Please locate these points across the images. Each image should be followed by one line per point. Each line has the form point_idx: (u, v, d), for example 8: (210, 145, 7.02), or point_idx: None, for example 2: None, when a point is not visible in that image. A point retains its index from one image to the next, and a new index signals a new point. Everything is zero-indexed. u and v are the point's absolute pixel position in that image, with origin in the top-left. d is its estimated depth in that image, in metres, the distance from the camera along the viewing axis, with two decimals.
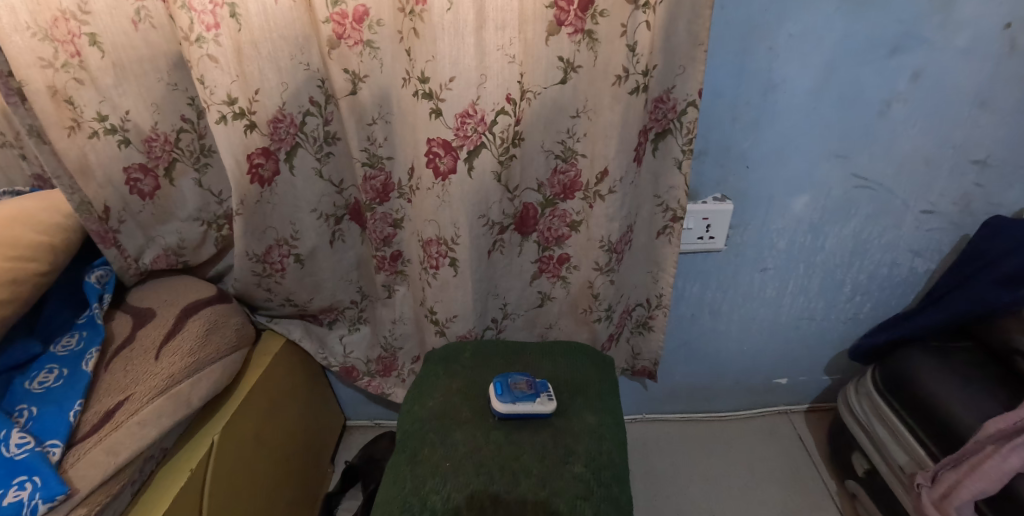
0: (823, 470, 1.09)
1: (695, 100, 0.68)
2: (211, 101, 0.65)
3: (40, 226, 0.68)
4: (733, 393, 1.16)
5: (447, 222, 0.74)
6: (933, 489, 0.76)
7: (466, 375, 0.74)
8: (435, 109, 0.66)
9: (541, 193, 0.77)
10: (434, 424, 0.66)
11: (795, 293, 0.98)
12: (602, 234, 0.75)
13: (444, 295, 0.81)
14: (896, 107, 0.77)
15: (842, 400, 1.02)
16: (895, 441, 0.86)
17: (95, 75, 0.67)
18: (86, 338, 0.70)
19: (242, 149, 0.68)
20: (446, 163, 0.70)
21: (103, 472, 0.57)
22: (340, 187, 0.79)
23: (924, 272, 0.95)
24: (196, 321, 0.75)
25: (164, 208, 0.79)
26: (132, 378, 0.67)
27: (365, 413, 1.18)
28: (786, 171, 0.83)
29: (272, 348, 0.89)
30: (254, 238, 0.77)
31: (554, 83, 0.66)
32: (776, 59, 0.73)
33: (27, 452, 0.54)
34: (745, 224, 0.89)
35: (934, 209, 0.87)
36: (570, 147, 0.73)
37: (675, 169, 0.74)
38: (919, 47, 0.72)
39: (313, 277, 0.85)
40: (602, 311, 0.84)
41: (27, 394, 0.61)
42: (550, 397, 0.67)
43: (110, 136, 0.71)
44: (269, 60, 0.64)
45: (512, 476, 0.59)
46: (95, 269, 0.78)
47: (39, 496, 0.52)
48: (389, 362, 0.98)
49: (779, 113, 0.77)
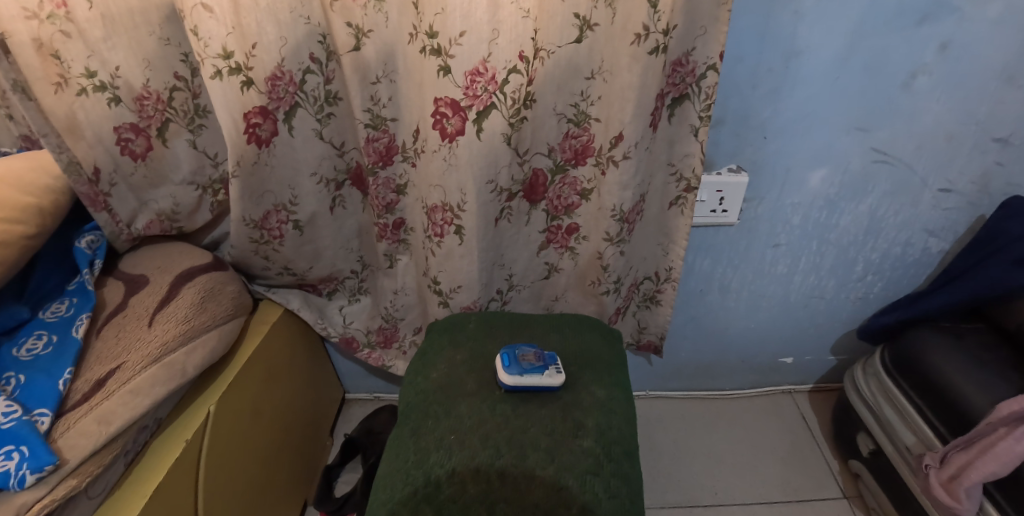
0: (826, 449, 1.08)
1: (715, 63, 0.65)
2: (206, 54, 0.61)
3: (27, 188, 0.64)
4: (738, 372, 1.15)
5: (454, 188, 0.71)
6: (942, 470, 0.75)
7: (471, 345, 0.72)
8: (444, 66, 0.62)
9: (551, 158, 0.74)
10: (438, 395, 0.64)
11: (806, 271, 0.96)
12: (614, 202, 0.72)
13: (449, 264, 0.78)
14: (921, 80, 0.74)
15: (849, 380, 1.00)
16: (903, 422, 0.85)
17: (83, 28, 0.63)
18: (76, 305, 0.68)
19: (239, 107, 0.65)
20: (454, 124, 0.66)
21: (94, 442, 0.55)
22: (341, 149, 0.76)
23: (937, 253, 0.93)
24: (191, 288, 0.72)
25: (156, 171, 0.75)
26: (124, 345, 0.64)
27: (365, 386, 1.17)
28: (805, 142, 0.80)
29: (270, 318, 0.86)
30: (252, 203, 0.74)
31: (568, 42, 0.63)
32: (801, 24, 0.69)
33: (13, 422, 0.52)
34: (761, 197, 0.86)
35: (952, 188, 0.85)
36: (583, 111, 0.70)
37: (691, 137, 0.72)
38: (949, 17, 0.69)
39: (312, 244, 0.82)
40: (611, 283, 0.81)
41: (15, 361, 0.59)
42: (558, 370, 0.65)
43: (99, 94, 0.67)
44: (267, 13, 0.60)
45: (519, 450, 0.57)
46: (86, 234, 0.75)
47: (26, 467, 0.49)
48: (390, 333, 0.96)
49: (801, 81, 0.74)
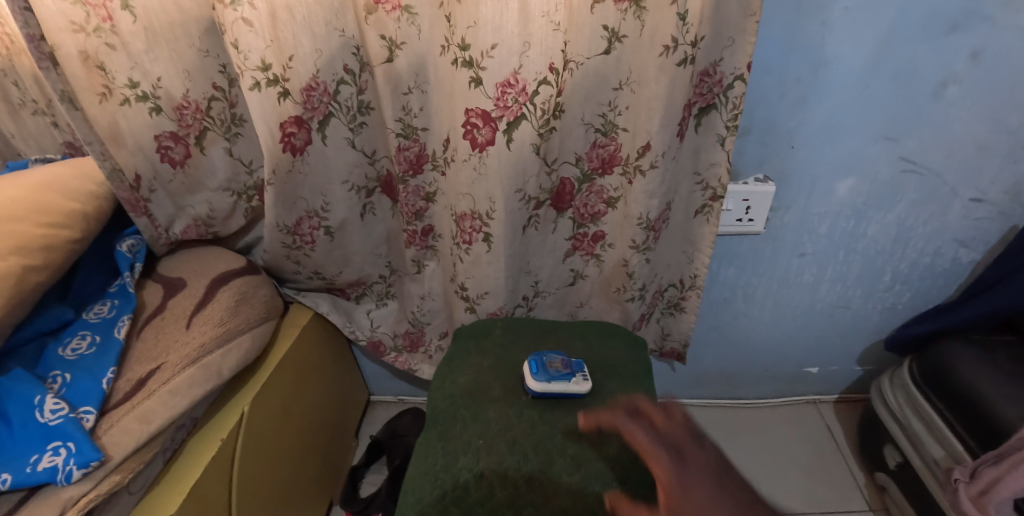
0: (852, 461, 1.07)
1: (742, 73, 0.65)
2: (245, 66, 0.63)
3: (72, 194, 0.67)
4: (762, 380, 1.14)
5: (483, 196, 0.72)
6: (972, 485, 0.73)
7: (498, 351, 0.73)
8: (475, 77, 0.64)
9: (578, 167, 0.75)
10: (466, 401, 0.65)
11: (832, 280, 0.96)
12: (641, 211, 0.73)
13: (476, 271, 0.80)
14: (951, 88, 0.73)
15: (875, 391, 0.99)
16: (931, 435, 0.84)
17: (127, 40, 0.66)
18: (118, 306, 0.70)
19: (275, 117, 0.67)
20: (484, 134, 0.68)
21: (135, 440, 0.58)
22: (372, 158, 0.78)
23: (967, 264, 0.92)
24: (227, 291, 0.75)
25: (193, 178, 0.78)
26: (163, 346, 0.67)
27: (389, 389, 1.19)
28: (833, 151, 0.80)
29: (300, 321, 0.89)
30: (286, 209, 0.76)
31: (597, 53, 0.64)
32: (829, 33, 0.69)
33: (61, 419, 0.54)
34: (787, 206, 0.86)
35: (983, 197, 0.84)
36: (611, 121, 0.71)
37: (717, 146, 0.72)
38: (980, 25, 0.68)
39: (342, 250, 0.84)
40: (636, 290, 0.82)
41: (61, 360, 0.61)
42: (585, 377, 0.66)
43: (141, 104, 0.70)
44: (304, 26, 0.62)
45: (546, 455, 0.58)
46: (127, 238, 0.78)
47: (73, 462, 0.52)
48: (415, 337, 0.98)
49: (829, 90, 0.74)
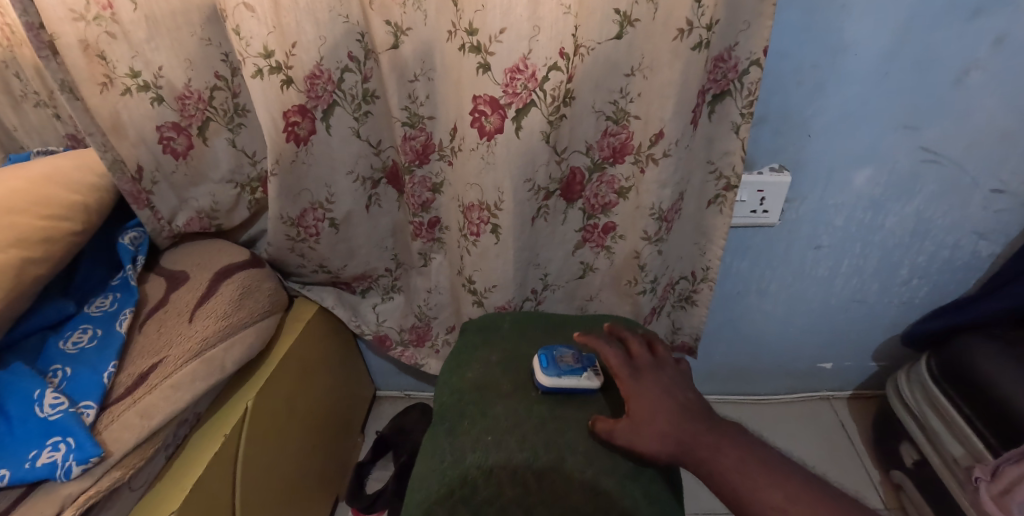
0: (866, 458, 1.05)
1: (759, 58, 0.63)
2: (247, 53, 0.62)
3: (73, 186, 0.66)
4: (774, 376, 1.12)
5: (491, 187, 0.70)
6: (993, 484, 0.71)
7: (506, 346, 0.72)
8: (483, 63, 0.62)
9: (588, 156, 0.73)
10: (474, 396, 0.64)
11: (848, 274, 0.93)
12: (653, 201, 0.71)
13: (484, 264, 0.78)
14: (974, 75, 0.71)
15: (892, 388, 0.97)
16: (951, 433, 0.82)
17: (127, 29, 0.64)
18: (120, 300, 0.69)
19: (278, 105, 0.65)
20: (492, 122, 0.66)
21: (136, 435, 0.56)
22: (378, 148, 0.76)
23: (987, 257, 0.89)
24: (230, 284, 0.73)
25: (196, 170, 0.77)
26: (166, 340, 0.65)
27: (396, 384, 1.18)
28: (851, 141, 0.77)
29: (305, 315, 0.87)
30: (289, 201, 0.75)
31: (608, 39, 0.62)
32: (848, 18, 0.67)
33: (60, 414, 0.53)
34: (803, 197, 0.84)
35: (1004, 188, 0.81)
36: (622, 108, 0.69)
37: (731, 134, 0.70)
38: (1006, 9, 0.65)
39: (347, 242, 0.83)
40: (648, 283, 0.80)
41: (62, 354, 0.60)
42: (596, 372, 0.64)
43: (142, 93, 0.68)
44: (306, 12, 0.60)
45: (556, 452, 0.56)
46: (128, 231, 0.76)
47: (72, 458, 0.50)
48: (422, 331, 0.96)
49: (848, 77, 0.71)
